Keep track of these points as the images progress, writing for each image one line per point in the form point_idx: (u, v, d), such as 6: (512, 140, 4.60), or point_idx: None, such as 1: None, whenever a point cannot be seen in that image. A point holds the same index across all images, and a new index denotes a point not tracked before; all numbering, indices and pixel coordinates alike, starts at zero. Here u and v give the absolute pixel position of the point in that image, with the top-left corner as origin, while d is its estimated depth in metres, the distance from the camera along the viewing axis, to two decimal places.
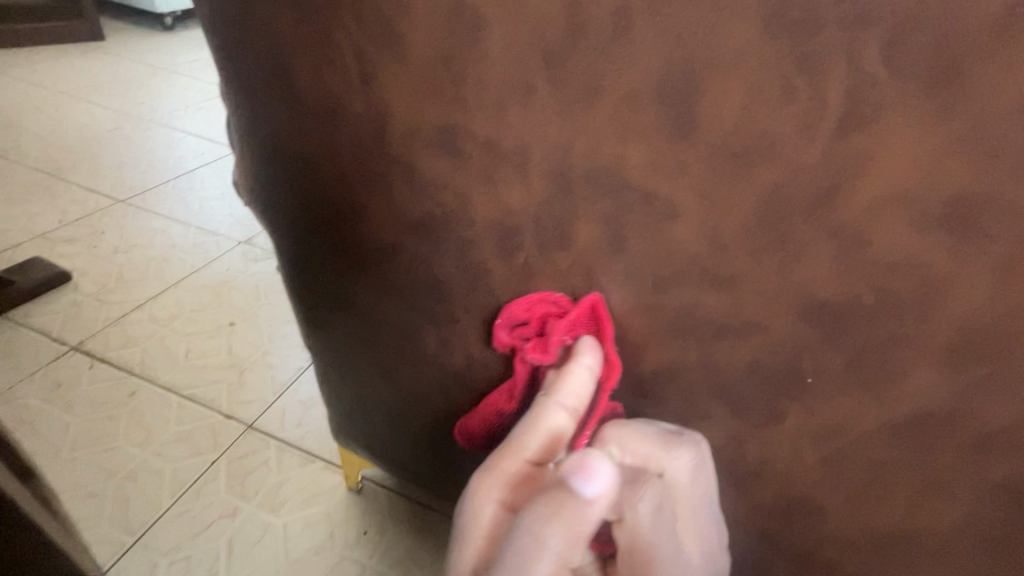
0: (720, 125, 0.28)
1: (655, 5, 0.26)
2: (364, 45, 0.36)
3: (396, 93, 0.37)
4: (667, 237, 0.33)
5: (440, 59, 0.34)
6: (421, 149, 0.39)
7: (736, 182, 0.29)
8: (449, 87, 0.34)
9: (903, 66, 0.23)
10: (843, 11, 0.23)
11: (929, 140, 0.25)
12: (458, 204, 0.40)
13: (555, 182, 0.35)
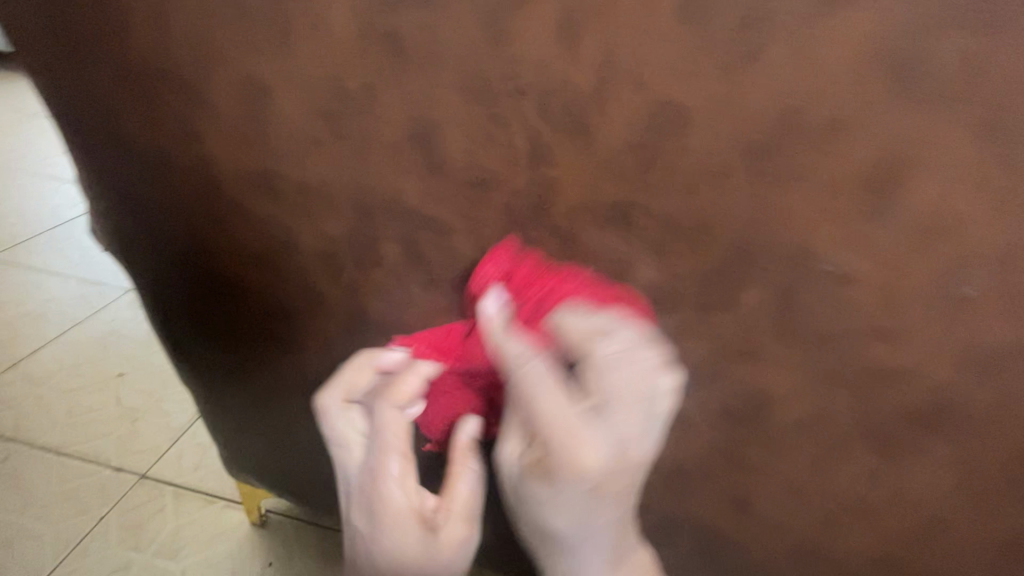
0: (462, 154, 0.48)
1: (424, 82, 0.45)
2: (237, 101, 0.50)
3: (265, 139, 0.51)
4: (448, 187, 0.50)
5: (295, 113, 0.49)
6: (287, 184, 0.53)
7: (482, 187, 0.50)
8: (286, 94, 0.49)
9: (550, 124, 0.45)
10: (514, 91, 0.44)
11: (572, 168, 0.47)
12: (310, 212, 0.55)
13: (372, 132, 0.49)
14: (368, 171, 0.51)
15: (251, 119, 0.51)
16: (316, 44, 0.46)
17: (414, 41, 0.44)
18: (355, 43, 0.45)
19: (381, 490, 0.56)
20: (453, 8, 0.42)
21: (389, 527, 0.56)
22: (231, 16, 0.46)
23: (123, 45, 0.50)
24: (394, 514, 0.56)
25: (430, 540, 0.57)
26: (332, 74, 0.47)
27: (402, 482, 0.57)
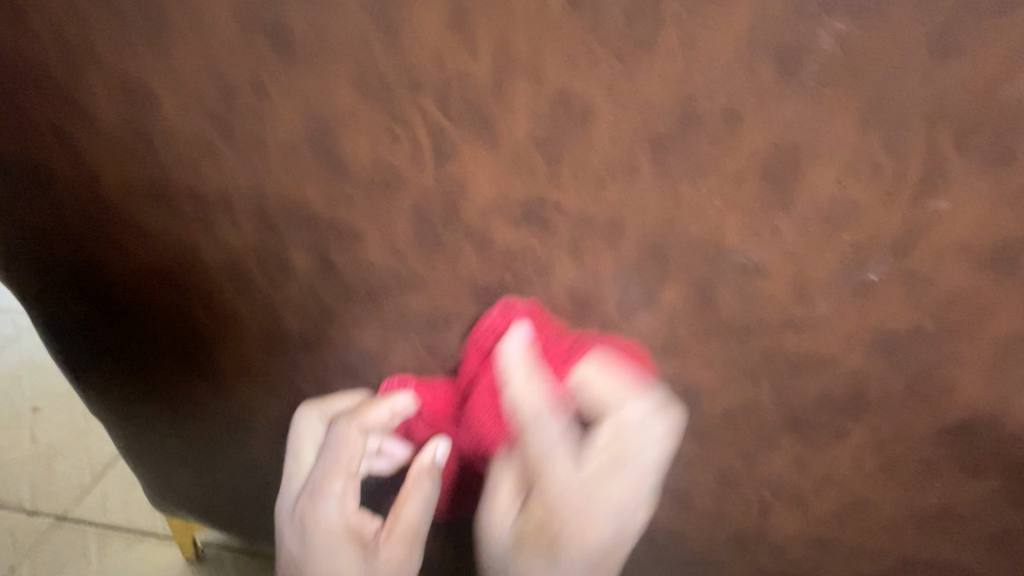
0: (755, 307, 0.37)
1: (812, 32, 0.27)
2: (453, 83, 0.32)
3: (491, 134, 0.33)
4: (764, 275, 0.35)
5: (551, 100, 0.31)
6: (501, 218, 0.36)
7: (773, 332, 0.38)
8: (532, 225, 0.36)
9: (1000, 114, 0.28)
10: (973, 47, 0.26)
11: (998, 190, 0.30)
12: (532, 250, 0.38)
13: (637, 266, 0.37)
14: (608, 293, 0.39)
15: (471, 115, 0.33)
16: (585, 137, 0.32)
17: (814, 56, 0.27)
18: (676, 119, 0.30)
19: (543, 506, 0.38)
20: (869, 75, 0.28)
21: (567, 550, 0.38)
22: (463, 81, 0.31)
23: (271, 36, 0.33)
24: (563, 535, 0.38)
25: (603, 531, 0.38)
26: (610, 171, 0.33)
27: (564, 513, 0.38)
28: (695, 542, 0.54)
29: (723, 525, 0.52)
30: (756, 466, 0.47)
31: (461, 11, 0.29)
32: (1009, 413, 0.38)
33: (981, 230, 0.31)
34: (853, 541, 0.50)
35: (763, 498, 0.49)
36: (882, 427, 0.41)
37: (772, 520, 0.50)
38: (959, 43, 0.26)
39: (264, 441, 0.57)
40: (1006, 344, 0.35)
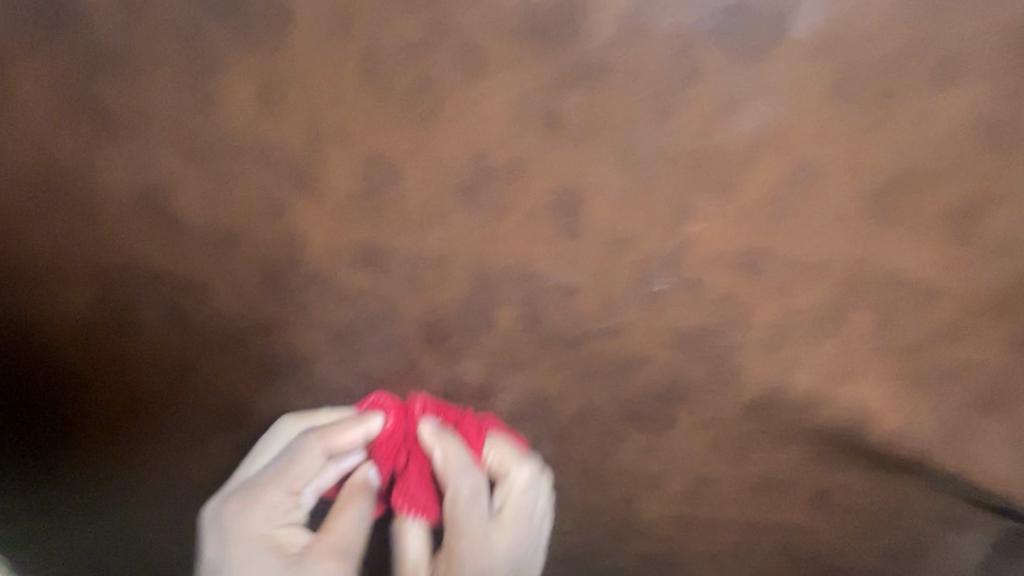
0: (575, 320, 0.43)
1: (560, 97, 0.33)
2: (272, 146, 0.35)
3: (315, 189, 0.37)
4: (575, 293, 0.41)
5: (362, 158, 0.35)
6: (339, 262, 0.40)
7: (595, 340, 0.44)
8: (369, 268, 0.40)
9: (717, 155, 0.35)
10: (684, 106, 0.33)
11: (732, 212, 0.37)
12: (374, 289, 0.41)
13: (470, 294, 0.42)
14: (451, 320, 0.43)
15: (294, 173, 0.36)
16: (399, 187, 0.36)
17: (567, 117, 0.34)
18: (471, 171, 0.36)
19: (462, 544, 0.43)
20: (613, 131, 0.34)
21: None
22: (282, 146, 0.35)
23: (102, 112, 0.36)
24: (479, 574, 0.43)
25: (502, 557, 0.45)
26: (426, 215, 0.38)
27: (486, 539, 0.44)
28: (577, 539, 0.58)
29: (599, 519, 0.57)
30: (612, 460, 0.52)
31: (269, 87, 0.33)
32: (792, 390, 0.46)
33: (727, 246, 0.39)
34: (707, 516, 0.56)
35: (625, 488, 0.54)
36: (701, 411, 0.48)
37: (636, 506, 0.56)
38: (674, 103, 0.33)
39: (103, 528, 0.52)
40: (774, 333, 0.43)
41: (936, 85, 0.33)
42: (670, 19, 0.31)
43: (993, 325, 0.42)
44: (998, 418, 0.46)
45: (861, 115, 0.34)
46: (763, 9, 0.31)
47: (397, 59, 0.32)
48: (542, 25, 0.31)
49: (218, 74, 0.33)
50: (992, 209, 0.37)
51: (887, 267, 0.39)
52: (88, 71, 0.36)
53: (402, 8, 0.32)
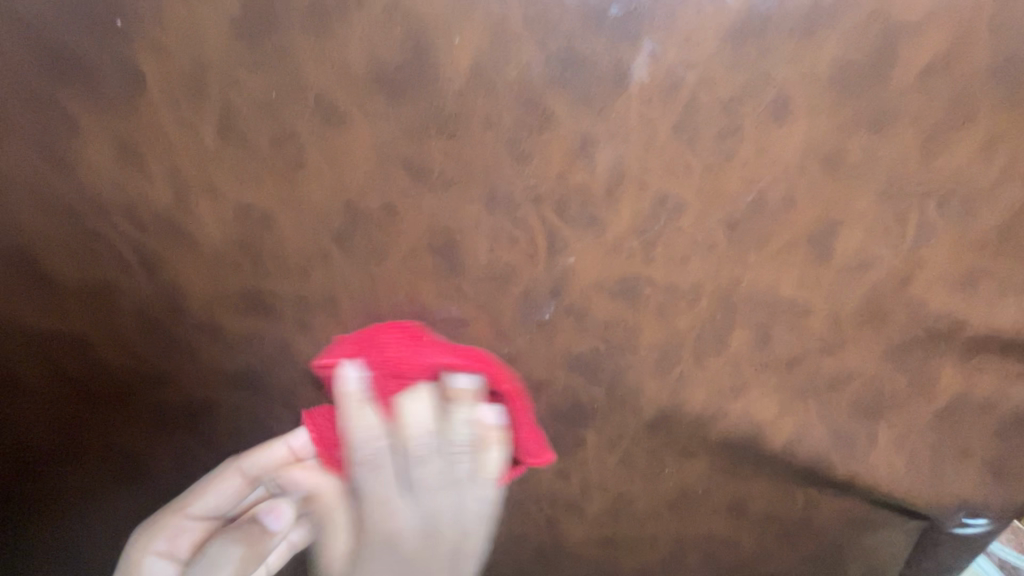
0: (471, 352, 0.43)
1: (421, 145, 0.34)
2: (141, 203, 0.35)
3: (192, 240, 0.37)
4: (466, 327, 0.42)
5: (234, 210, 0.36)
6: (227, 309, 0.40)
7: (494, 370, 0.45)
8: (257, 313, 0.40)
9: (580, 192, 0.37)
10: (541, 149, 0.35)
11: (603, 243, 0.39)
12: (265, 334, 0.41)
13: (363, 333, 0.42)
14: None
15: (167, 227, 0.36)
16: (275, 235, 0.37)
17: (431, 164, 0.35)
18: (345, 217, 0.36)
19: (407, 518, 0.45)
20: (478, 174, 0.35)
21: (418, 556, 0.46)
22: (151, 201, 0.35)
23: None
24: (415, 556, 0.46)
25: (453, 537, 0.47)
26: (307, 260, 0.38)
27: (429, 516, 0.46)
28: (506, 561, 0.59)
29: (525, 540, 0.58)
30: (530, 483, 0.53)
31: (128, 146, 0.33)
32: (689, 406, 0.47)
33: (604, 275, 0.40)
34: (630, 531, 0.57)
35: (547, 509, 0.55)
36: (608, 432, 0.49)
37: (560, 527, 0.57)
38: (531, 147, 0.34)
39: None
40: (663, 353, 0.45)
41: (774, 122, 0.35)
42: (518, 70, 0.32)
43: (865, 335, 0.45)
44: (877, 416, 0.49)
45: (710, 149, 0.36)
46: (604, 59, 0.32)
47: (252, 116, 0.32)
48: (393, 80, 0.32)
49: (75, 135, 0.33)
50: (848, 229, 0.40)
51: (757, 287, 0.42)
52: None
53: (248, 67, 0.31)
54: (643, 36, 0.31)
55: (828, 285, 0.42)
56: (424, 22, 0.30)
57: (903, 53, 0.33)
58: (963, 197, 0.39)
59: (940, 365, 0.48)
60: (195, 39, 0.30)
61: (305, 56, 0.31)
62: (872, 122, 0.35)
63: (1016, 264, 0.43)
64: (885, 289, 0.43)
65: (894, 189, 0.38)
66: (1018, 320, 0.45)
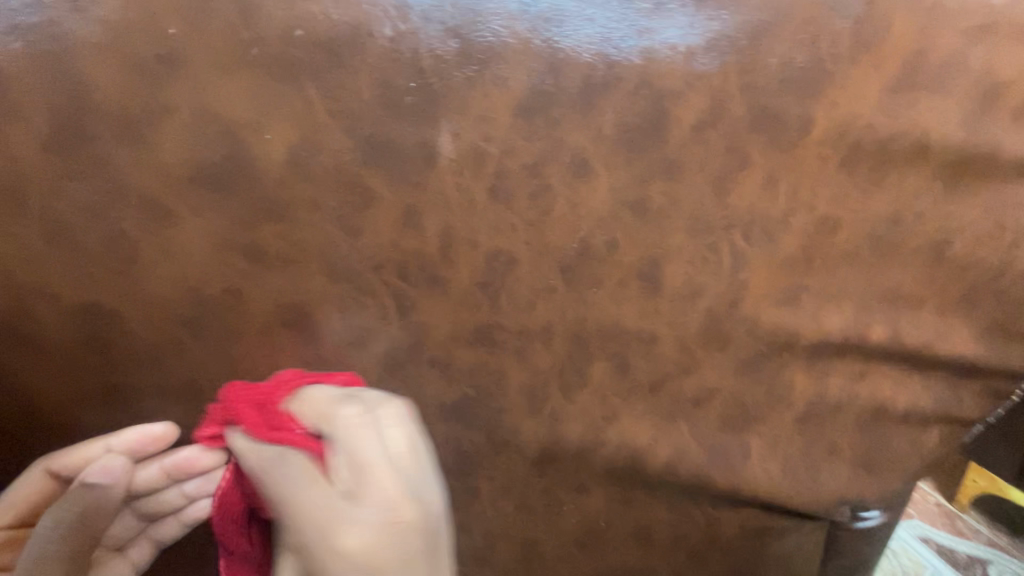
0: None
1: (252, 229, 0.36)
2: None
3: (35, 345, 0.37)
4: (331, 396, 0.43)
5: (74, 311, 0.36)
6: (83, 405, 0.40)
7: None
8: (114, 407, 0.40)
9: (416, 255, 0.39)
10: (369, 221, 0.37)
11: (450, 299, 0.41)
12: (126, 426, 0.41)
13: None
14: (218, 439, 0.43)
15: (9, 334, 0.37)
16: (121, 329, 0.38)
17: (266, 247, 0.37)
18: (190, 303, 0.38)
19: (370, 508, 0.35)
20: (313, 251, 0.38)
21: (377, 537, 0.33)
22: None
23: None
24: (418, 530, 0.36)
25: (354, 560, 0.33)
26: (159, 348, 0.39)
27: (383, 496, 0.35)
28: None
29: None
30: None
31: None
32: (569, 439, 0.49)
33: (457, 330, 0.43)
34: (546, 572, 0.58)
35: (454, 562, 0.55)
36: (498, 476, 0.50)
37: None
38: (360, 220, 0.37)
39: None
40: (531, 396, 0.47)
41: (578, 179, 0.39)
42: (333, 157, 0.35)
43: (713, 355, 0.49)
44: (745, 427, 0.53)
45: (527, 207, 0.39)
46: (411, 140, 0.36)
47: (79, 221, 0.34)
48: (213, 176, 0.34)
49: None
50: (672, 263, 0.44)
51: (604, 323, 0.45)
52: None
53: (66, 177, 0.33)
54: (441, 117, 0.35)
55: (669, 312, 0.46)
56: (235, 123, 0.33)
57: (674, 115, 0.38)
58: (763, 225, 0.44)
59: (791, 374, 0.52)
60: (10, 156, 0.32)
61: (124, 164, 0.33)
62: (664, 172, 0.40)
63: (829, 279, 0.48)
64: (720, 312, 0.47)
65: (702, 224, 0.43)
66: (848, 328, 0.50)
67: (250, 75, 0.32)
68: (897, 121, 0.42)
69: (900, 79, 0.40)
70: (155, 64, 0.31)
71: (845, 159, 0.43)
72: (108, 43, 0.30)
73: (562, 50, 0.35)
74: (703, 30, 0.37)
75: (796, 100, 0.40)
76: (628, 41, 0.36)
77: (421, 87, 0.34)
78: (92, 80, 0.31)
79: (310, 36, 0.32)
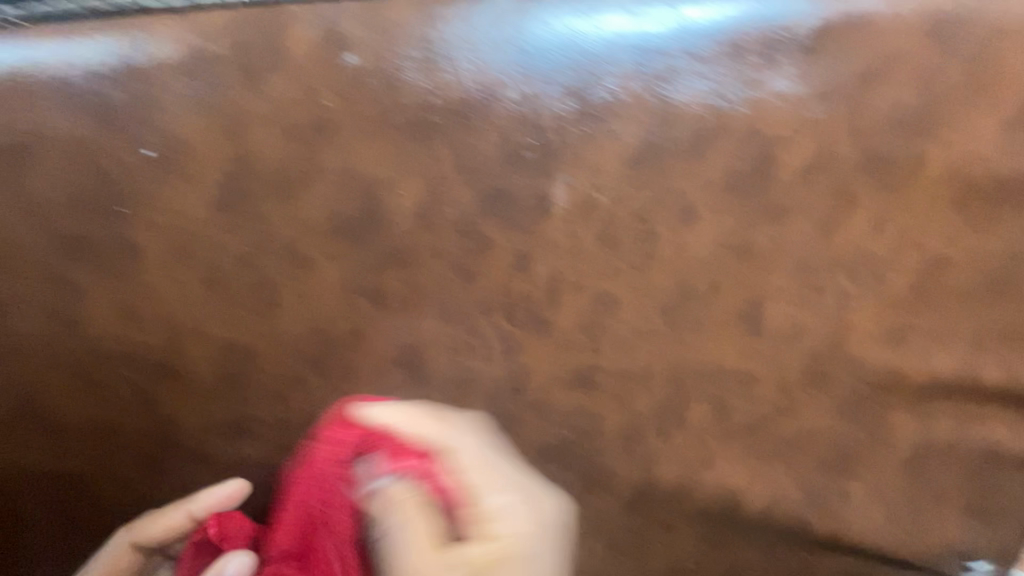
0: None
1: (380, 275, 0.39)
2: (137, 354, 0.39)
3: (180, 382, 0.40)
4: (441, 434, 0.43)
5: (219, 349, 0.39)
6: (212, 440, 0.41)
7: None
8: (242, 441, 0.42)
9: (526, 298, 0.41)
10: (484, 267, 0.39)
11: (553, 340, 0.43)
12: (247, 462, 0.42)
13: None
14: None
15: (158, 370, 0.39)
16: (256, 367, 0.40)
17: (391, 292, 0.39)
18: (319, 344, 0.40)
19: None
20: (431, 295, 0.40)
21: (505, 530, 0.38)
22: (143, 348, 0.39)
23: None
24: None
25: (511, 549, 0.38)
26: (286, 385, 0.41)
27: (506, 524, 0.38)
28: None
29: None
30: None
31: (129, 302, 0.37)
32: (662, 480, 0.49)
33: (560, 370, 0.43)
34: None
35: None
36: (591, 521, 0.49)
37: None
38: (476, 266, 0.39)
39: None
40: (627, 436, 0.47)
41: (684, 224, 0.40)
42: (458, 210, 0.38)
43: (813, 396, 0.48)
44: (845, 471, 0.51)
45: (633, 251, 0.41)
46: (526, 192, 0.38)
47: (234, 271, 0.38)
48: (352, 229, 0.37)
49: (78, 301, 0.37)
50: (773, 304, 0.44)
51: (703, 363, 0.45)
52: None
53: (227, 231, 0.36)
54: (557, 170, 0.38)
55: (768, 353, 0.46)
56: (374, 181, 0.36)
57: (779, 161, 0.39)
58: (869, 265, 0.43)
59: (896, 417, 0.50)
60: (184, 212, 0.36)
61: (277, 219, 0.37)
62: (769, 215, 0.41)
63: (939, 319, 0.46)
64: (824, 353, 0.46)
65: (805, 266, 0.43)
66: (958, 370, 0.48)
67: (390, 138, 0.36)
68: (1014, 160, 0.41)
69: (1017, 119, 0.40)
70: (312, 133, 0.35)
71: (958, 199, 0.42)
72: (276, 117, 0.35)
73: (674, 104, 0.37)
74: (812, 80, 0.38)
75: (906, 142, 0.40)
76: (738, 94, 0.37)
77: (541, 143, 0.37)
78: (257, 147, 0.35)
79: (444, 102, 0.35)
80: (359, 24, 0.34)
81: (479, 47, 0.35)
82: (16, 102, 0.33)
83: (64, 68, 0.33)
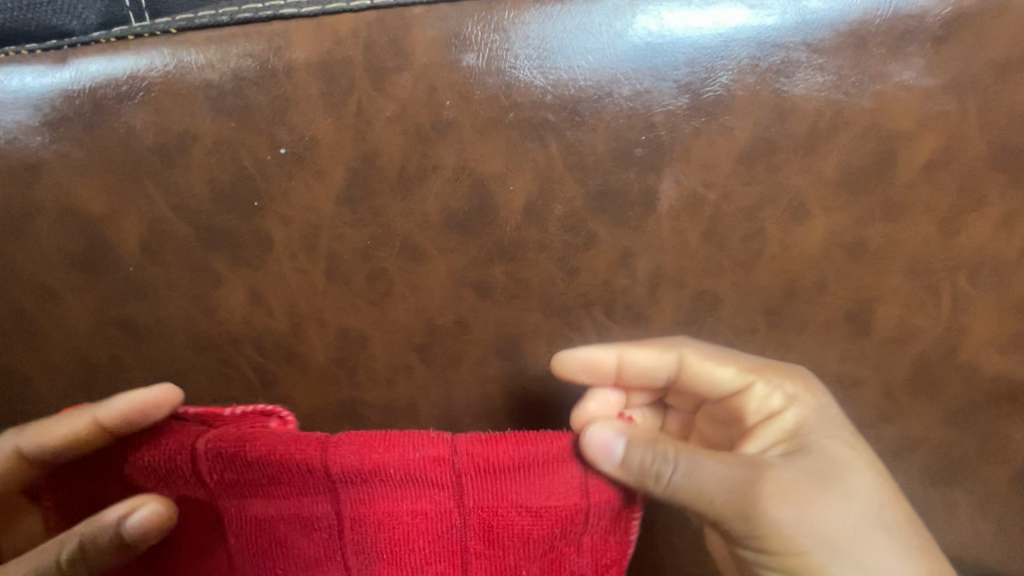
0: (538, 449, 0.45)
1: (485, 267, 0.40)
2: (263, 334, 0.42)
3: (298, 363, 0.42)
4: (543, 428, 0.43)
5: (334, 333, 0.42)
6: (321, 421, 0.44)
7: None
8: (347, 423, 0.44)
9: (626, 293, 0.41)
10: (585, 261, 0.40)
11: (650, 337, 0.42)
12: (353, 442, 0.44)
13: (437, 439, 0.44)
14: None
15: (280, 351, 0.42)
16: (365, 352, 0.42)
17: (494, 284, 0.40)
18: (424, 332, 0.42)
19: (791, 486, 0.31)
20: (534, 288, 0.41)
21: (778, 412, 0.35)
22: (270, 331, 0.42)
23: (122, 326, 0.41)
24: (831, 432, 0.35)
25: (808, 418, 0.35)
26: (393, 372, 0.43)
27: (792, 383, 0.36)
28: None
29: None
30: None
31: (259, 286, 0.41)
32: None
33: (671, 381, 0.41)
34: None
35: None
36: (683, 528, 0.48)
37: None
38: (579, 261, 0.40)
39: None
40: None
41: (792, 221, 0.39)
42: (564, 205, 0.38)
43: (922, 404, 0.45)
44: (960, 490, 0.47)
45: (737, 247, 0.40)
46: (632, 187, 0.38)
47: (352, 260, 0.40)
48: (461, 222, 0.39)
49: (217, 287, 0.41)
50: (884, 306, 0.42)
51: (805, 365, 0.43)
52: (101, 303, 0.41)
53: (349, 223, 0.39)
54: (666, 166, 0.38)
55: (875, 357, 0.43)
56: (486, 176, 0.38)
57: (903, 155, 0.38)
58: (993, 267, 0.41)
59: (1014, 428, 0.45)
60: (312, 205, 0.39)
61: (395, 211, 0.39)
62: (886, 213, 0.39)
63: None
64: (936, 359, 0.43)
65: (920, 266, 0.41)
66: None
67: (504, 134, 0.37)
68: None
69: None
70: (430, 131, 0.37)
71: None
72: (399, 114, 0.37)
73: (791, 97, 0.36)
74: (942, 71, 0.36)
75: None
76: (859, 86, 0.36)
77: (652, 138, 0.37)
78: (379, 144, 0.37)
79: (558, 99, 0.36)
80: (479, 25, 0.35)
81: (594, 45, 0.35)
82: (172, 105, 0.37)
83: (213, 73, 0.36)
